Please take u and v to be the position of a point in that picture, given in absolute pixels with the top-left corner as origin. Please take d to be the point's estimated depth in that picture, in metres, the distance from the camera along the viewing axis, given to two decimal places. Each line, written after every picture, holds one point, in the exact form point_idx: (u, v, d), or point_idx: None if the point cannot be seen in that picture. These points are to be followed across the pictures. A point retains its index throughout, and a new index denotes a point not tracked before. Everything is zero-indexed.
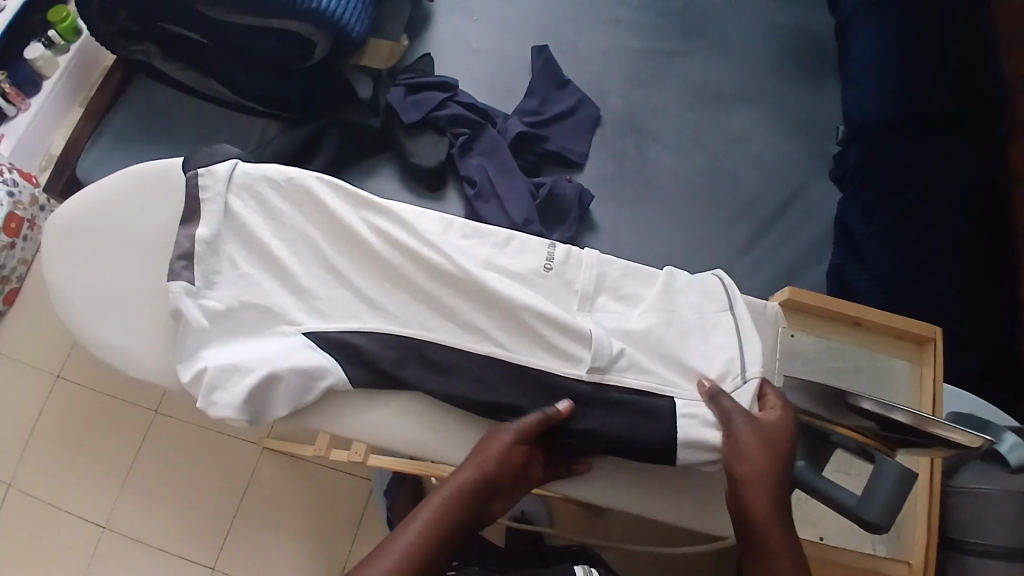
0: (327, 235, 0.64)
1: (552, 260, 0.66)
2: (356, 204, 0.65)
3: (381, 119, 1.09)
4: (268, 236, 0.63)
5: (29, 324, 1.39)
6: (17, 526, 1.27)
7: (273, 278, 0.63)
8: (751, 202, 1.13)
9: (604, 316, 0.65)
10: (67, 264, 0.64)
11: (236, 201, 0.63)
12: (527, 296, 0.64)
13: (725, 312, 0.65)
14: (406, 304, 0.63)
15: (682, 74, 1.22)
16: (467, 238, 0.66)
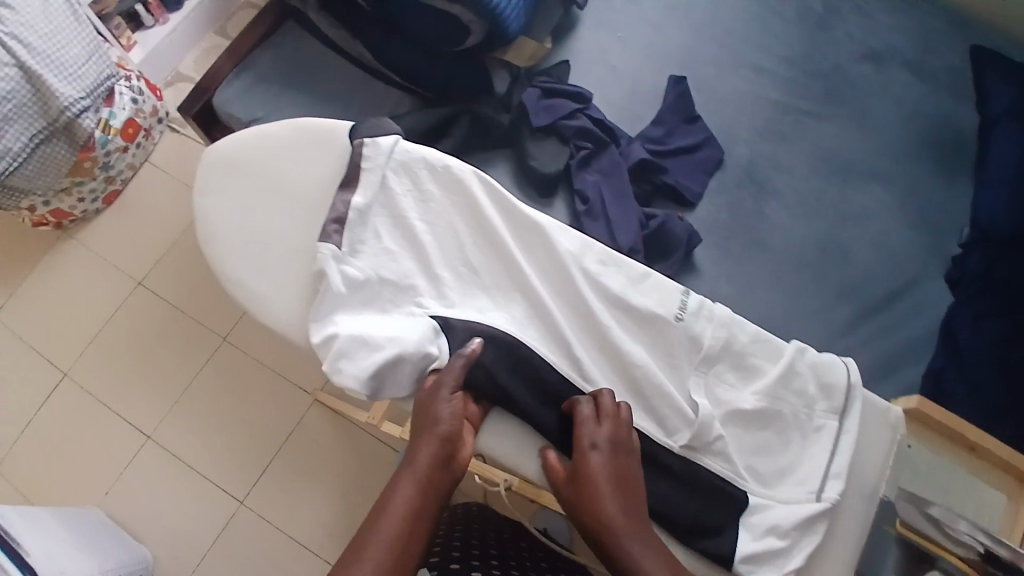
0: (473, 233, 0.71)
1: (684, 311, 0.67)
2: (506, 207, 0.71)
3: (511, 116, 1.10)
4: (415, 216, 0.70)
5: (125, 227, 1.47)
6: (72, 414, 1.35)
7: (411, 260, 0.70)
8: (861, 283, 1.10)
9: (719, 377, 0.67)
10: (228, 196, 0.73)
11: (393, 176, 0.71)
12: (649, 337, 0.68)
13: (832, 418, 0.66)
14: (535, 316, 0.69)
15: (814, 136, 1.19)
16: (604, 267, 0.70)
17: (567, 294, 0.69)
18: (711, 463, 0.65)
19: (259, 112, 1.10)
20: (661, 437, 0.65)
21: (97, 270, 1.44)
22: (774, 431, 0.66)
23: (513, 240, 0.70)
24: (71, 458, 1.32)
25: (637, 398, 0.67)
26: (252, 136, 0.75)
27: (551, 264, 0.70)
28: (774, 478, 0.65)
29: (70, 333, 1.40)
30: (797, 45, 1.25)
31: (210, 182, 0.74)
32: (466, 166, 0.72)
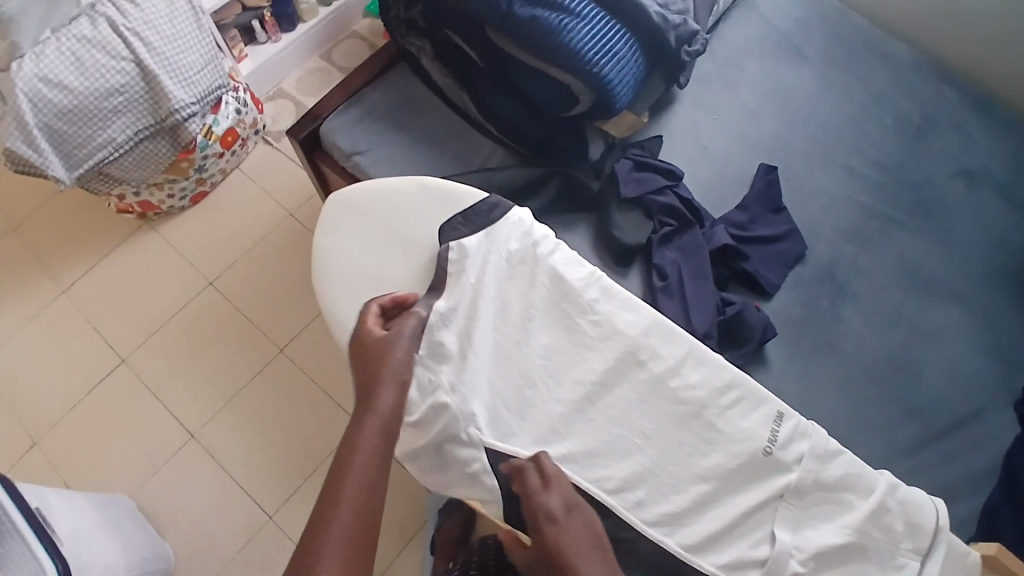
0: (571, 338, 0.81)
1: (774, 445, 0.74)
2: (602, 316, 0.81)
3: (601, 183, 1.12)
4: (513, 308, 0.82)
5: (206, 226, 1.53)
6: (121, 398, 1.38)
7: (501, 357, 0.80)
8: (930, 405, 1.07)
9: (809, 515, 0.73)
10: (352, 237, 0.89)
11: (489, 267, 0.83)
12: (739, 461, 0.75)
13: (915, 560, 0.72)
14: (620, 424, 0.77)
15: (897, 246, 1.19)
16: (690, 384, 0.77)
17: (651, 407, 0.77)
18: None
19: (362, 145, 1.16)
20: (743, 573, 0.71)
21: (170, 263, 1.50)
22: (856, 565, 0.72)
23: (608, 349, 0.80)
24: (111, 441, 1.35)
25: (724, 525, 0.72)
26: (373, 188, 0.92)
27: (643, 376, 0.78)
28: None
29: (135, 319, 1.45)
30: (890, 152, 1.25)
31: (332, 219, 0.91)
32: (569, 269, 0.84)
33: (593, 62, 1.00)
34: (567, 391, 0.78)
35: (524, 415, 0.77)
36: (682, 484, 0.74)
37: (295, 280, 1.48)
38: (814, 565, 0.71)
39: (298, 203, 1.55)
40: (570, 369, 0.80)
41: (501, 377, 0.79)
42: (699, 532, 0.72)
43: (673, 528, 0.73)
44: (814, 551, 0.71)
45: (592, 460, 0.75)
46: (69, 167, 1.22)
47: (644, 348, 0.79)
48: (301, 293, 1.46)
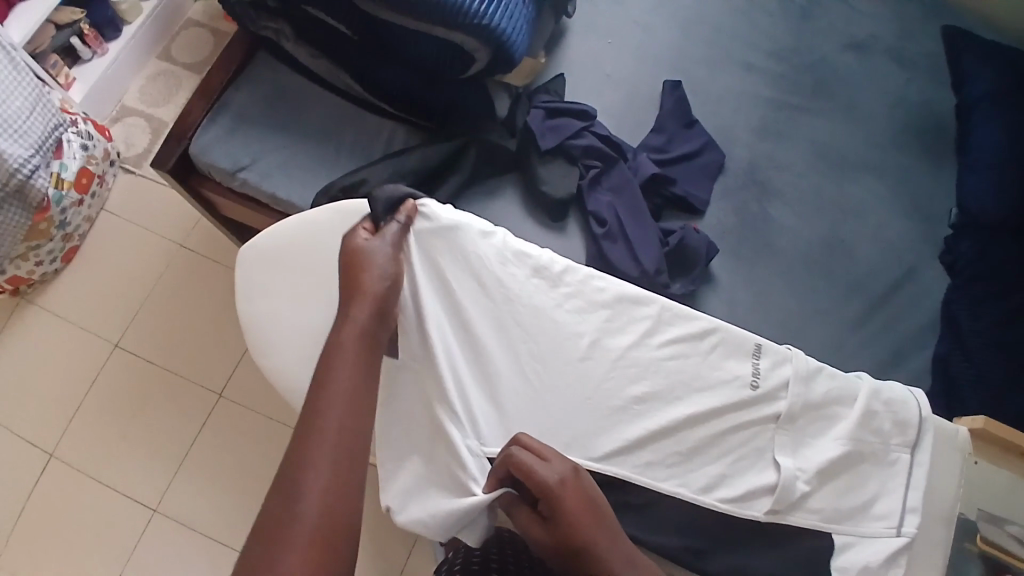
0: (547, 324, 0.81)
1: (758, 377, 0.78)
2: (573, 294, 0.82)
3: (517, 140, 1.07)
4: (476, 306, 0.81)
5: (93, 283, 1.36)
6: (60, 494, 1.26)
7: (483, 364, 0.79)
8: (867, 277, 1.13)
9: (801, 434, 0.77)
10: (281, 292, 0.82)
11: (440, 270, 0.81)
12: (730, 401, 0.77)
13: (906, 451, 0.77)
14: (609, 395, 0.78)
15: (806, 132, 1.22)
16: (668, 340, 0.80)
17: (632, 371, 0.79)
18: (805, 523, 0.74)
19: (244, 159, 1.03)
20: (750, 507, 0.74)
21: (66, 336, 1.34)
22: (855, 471, 0.76)
23: (586, 326, 0.80)
24: (68, 541, 1.23)
25: (730, 465, 0.76)
26: (286, 231, 0.83)
27: (625, 343, 0.80)
28: (857, 514, 0.75)
29: (48, 406, 1.30)
30: (776, 42, 1.27)
31: (251, 282, 0.83)
32: (527, 252, 0.83)
33: (479, 13, 0.91)
34: (553, 378, 0.78)
35: (514, 407, 0.78)
36: (679, 437, 0.77)
37: (212, 313, 1.34)
38: (818, 481, 0.75)
39: (187, 229, 1.39)
40: (550, 357, 0.79)
41: (481, 379, 0.79)
42: (705, 477, 0.75)
43: (679, 480, 0.75)
44: (817, 468, 0.75)
45: (592, 437, 0.76)
46: None
47: (614, 317, 0.81)
48: (223, 326, 1.34)
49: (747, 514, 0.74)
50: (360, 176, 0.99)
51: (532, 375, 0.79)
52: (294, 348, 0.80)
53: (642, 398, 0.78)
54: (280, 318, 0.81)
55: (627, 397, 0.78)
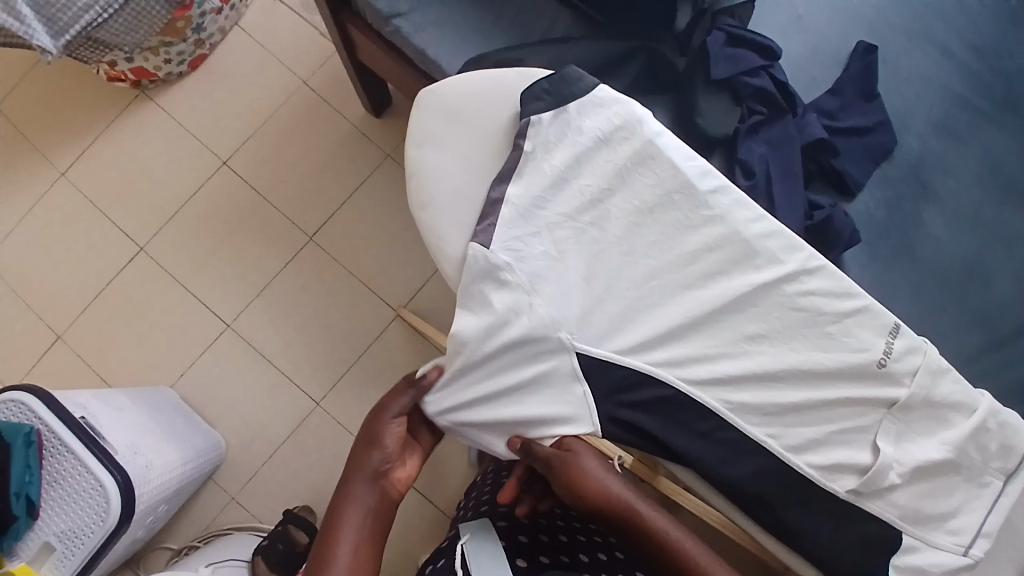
0: (668, 228, 0.68)
1: (889, 357, 0.63)
2: (717, 217, 0.66)
3: (688, 60, 0.98)
4: (587, 184, 0.69)
5: (211, 95, 1.36)
6: (143, 287, 1.32)
7: (584, 256, 0.68)
8: (1002, 315, 1.03)
9: (909, 426, 0.64)
10: (437, 149, 0.73)
11: (557, 138, 0.70)
12: (849, 377, 0.64)
13: (1001, 478, 0.64)
14: (714, 329, 0.66)
15: (991, 142, 1.09)
16: (809, 295, 0.64)
17: (744, 308, 0.65)
18: (880, 514, 0.62)
19: (401, 5, 0.96)
20: (826, 482, 0.63)
21: (177, 139, 1.35)
22: (948, 478, 0.63)
23: (709, 240, 0.66)
24: (143, 335, 1.30)
25: (826, 431, 0.63)
26: (464, 80, 0.74)
27: (757, 278, 0.65)
28: (932, 520, 0.63)
29: (148, 201, 1.34)
30: (989, 36, 1.12)
31: (429, 130, 0.74)
32: (659, 133, 0.68)
33: None
34: (661, 289, 0.67)
35: (606, 310, 0.67)
36: (780, 395, 0.64)
37: (317, 160, 1.33)
38: (911, 477, 0.62)
39: (311, 67, 1.36)
40: (666, 271, 0.67)
41: (568, 276, 0.67)
42: (795, 441, 0.63)
43: (762, 435, 0.63)
44: (916, 464, 0.62)
45: (674, 363, 0.65)
46: (54, 36, 1.06)
47: (744, 247, 0.66)
48: (323, 174, 1.33)
49: (821, 486, 0.63)
50: (517, 56, 0.93)
51: (631, 285, 0.67)
52: (425, 213, 0.72)
53: (751, 345, 0.65)
54: (428, 174, 0.73)
55: (727, 333, 0.65)
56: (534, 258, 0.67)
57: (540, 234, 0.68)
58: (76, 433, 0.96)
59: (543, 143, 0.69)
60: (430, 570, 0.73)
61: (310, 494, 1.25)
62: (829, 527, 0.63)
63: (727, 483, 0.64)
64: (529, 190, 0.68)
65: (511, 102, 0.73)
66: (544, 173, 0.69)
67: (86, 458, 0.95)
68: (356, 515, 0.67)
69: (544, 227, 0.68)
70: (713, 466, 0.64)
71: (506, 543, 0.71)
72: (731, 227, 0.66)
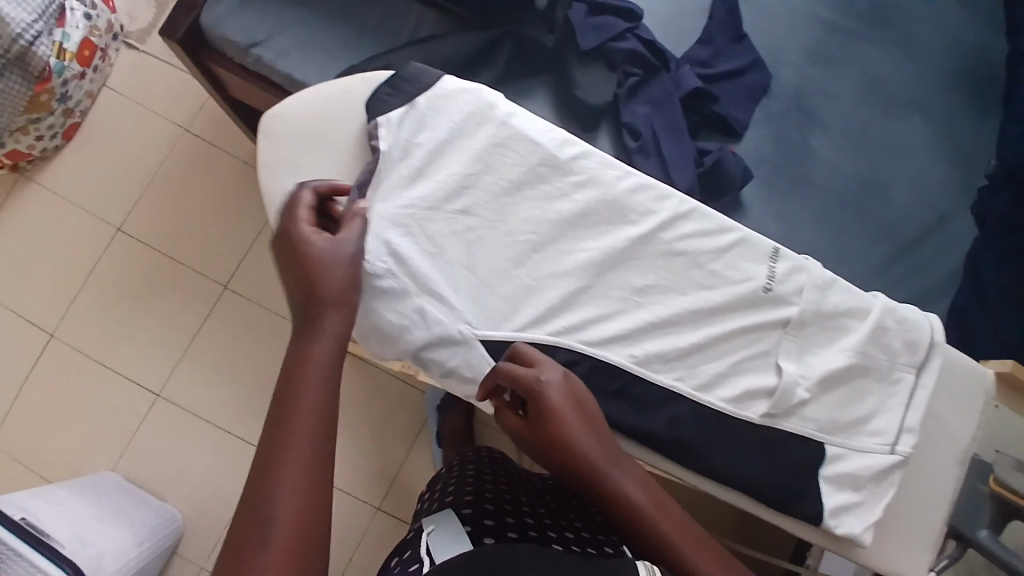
0: (541, 201, 0.68)
1: (773, 281, 0.66)
2: (585, 181, 0.68)
3: (556, 36, 0.99)
4: (452, 174, 0.68)
5: (93, 164, 1.30)
6: (63, 375, 1.26)
7: (467, 247, 0.67)
8: (899, 220, 1.10)
9: (808, 342, 0.66)
10: (288, 170, 0.72)
11: (413, 136, 0.68)
12: (743, 307, 0.66)
13: (911, 371, 0.67)
14: (605, 289, 0.66)
15: (860, 62, 1.14)
16: (686, 238, 0.67)
17: (632, 263, 0.67)
18: (798, 430, 0.65)
19: (258, 33, 0.94)
20: (740, 412, 0.65)
21: (66, 216, 1.29)
22: (861, 384, 0.66)
23: (581, 204, 0.68)
24: (74, 424, 1.24)
25: (730, 363, 0.65)
26: (305, 96, 0.73)
27: (634, 232, 0.67)
28: (853, 427, 0.66)
29: (49, 286, 1.28)
30: None
31: (272, 155, 0.72)
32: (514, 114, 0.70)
33: None
34: (548, 262, 0.67)
35: (498, 297, 0.66)
36: (680, 338, 0.66)
37: (218, 207, 1.30)
38: (819, 389, 0.65)
39: (194, 115, 1.32)
40: (550, 244, 0.68)
41: (450, 272, 0.66)
42: (705, 380, 0.65)
43: (672, 380, 0.65)
44: (820, 375, 0.65)
45: (572, 331, 0.65)
46: None
47: (617, 205, 0.68)
48: (228, 219, 1.29)
49: (737, 417, 0.65)
50: (386, 63, 0.93)
51: (518, 264, 0.67)
52: None
53: (645, 298, 0.66)
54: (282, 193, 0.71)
55: (618, 289, 0.66)
56: (412, 262, 0.65)
57: (415, 232, 0.66)
58: (18, 535, 0.92)
59: (399, 143, 0.68)
60: (395, 563, 0.71)
61: None
62: (756, 454, 0.65)
63: (659, 439, 0.64)
64: (391, 191, 0.67)
65: (356, 115, 0.73)
66: (406, 171, 0.67)
67: (34, 558, 0.91)
68: (301, 448, 0.53)
69: (418, 225, 0.66)
70: (636, 424, 0.64)
71: (470, 533, 0.69)
72: (604, 190, 0.68)
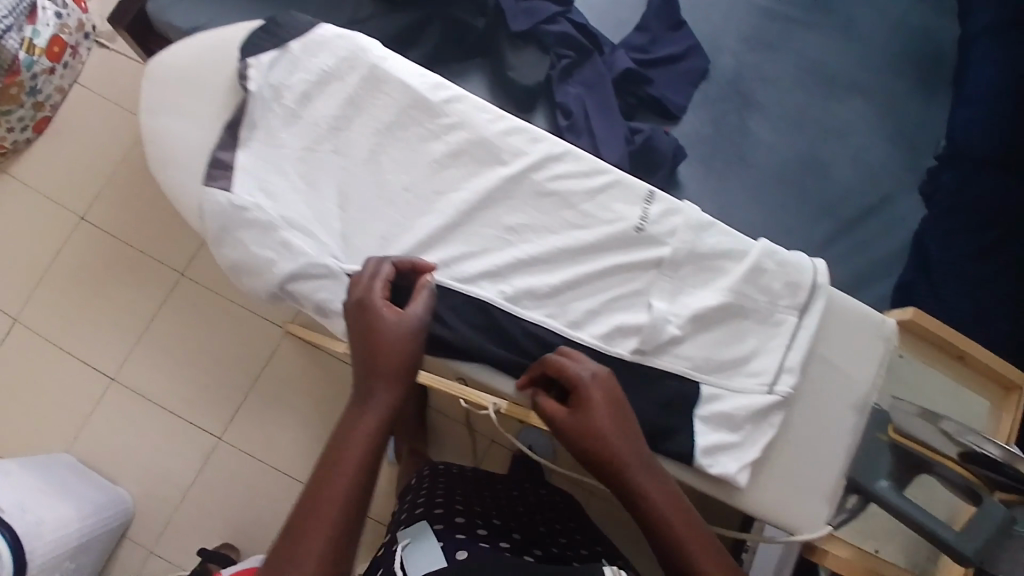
0: (411, 142, 0.70)
1: (645, 221, 0.67)
2: (456, 122, 0.70)
3: (487, 20, 1.00)
4: (323, 115, 0.70)
5: (61, 157, 1.35)
6: (24, 360, 1.29)
7: (343, 186, 0.70)
8: (839, 200, 1.11)
9: (683, 282, 0.68)
10: (169, 115, 0.73)
11: (284, 79, 0.70)
12: (613, 244, 0.67)
13: (793, 312, 0.67)
14: (476, 228, 0.69)
15: (802, 47, 1.16)
16: (557, 179, 0.69)
17: (503, 201, 0.69)
18: (672, 368, 0.66)
19: (200, 19, 0.97)
20: (610, 348, 0.65)
21: (33, 206, 1.33)
22: (736, 323, 0.67)
23: (452, 145, 0.70)
24: (32, 408, 1.27)
25: (601, 301, 0.67)
26: (188, 43, 0.74)
27: (504, 172, 0.69)
28: (731, 367, 0.66)
29: (13, 273, 1.31)
30: None
31: (157, 100, 0.74)
32: (383, 57, 0.71)
33: None
34: (426, 203, 0.69)
35: (375, 236, 0.68)
36: (548, 273, 0.67)
37: None
38: (692, 327, 0.66)
39: None
40: (427, 186, 0.70)
41: (319, 209, 0.69)
42: (574, 317, 0.66)
43: (539, 315, 0.66)
44: (692, 313, 0.66)
45: (440, 268, 0.67)
46: None
47: (491, 147, 0.70)
48: None
49: (608, 354, 0.66)
50: None
51: (389, 202, 0.69)
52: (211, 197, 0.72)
53: (515, 236, 0.68)
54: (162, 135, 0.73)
55: (489, 227, 0.68)
56: (280, 197, 0.68)
57: (290, 173, 0.69)
58: None
59: (268, 85, 0.70)
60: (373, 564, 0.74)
61: (232, 530, 1.24)
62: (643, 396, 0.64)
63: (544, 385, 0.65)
64: (262, 133, 0.70)
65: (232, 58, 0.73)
66: (278, 113, 0.70)
67: None
68: (347, 471, 0.55)
69: (291, 164, 0.69)
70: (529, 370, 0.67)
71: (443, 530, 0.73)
72: (479, 133, 0.70)
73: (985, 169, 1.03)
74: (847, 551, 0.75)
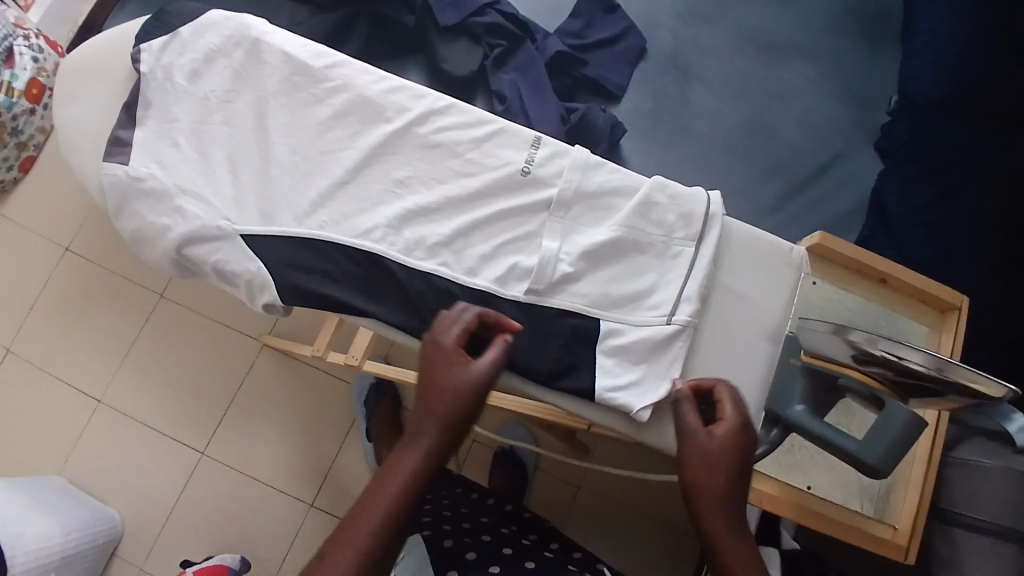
0: (299, 109, 0.76)
1: (530, 164, 0.73)
2: (340, 86, 0.76)
3: (416, 16, 1.05)
4: (213, 91, 0.75)
5: (44, 192, 1.41)
6: (13, 388, 1.32)
7: (243, 158, 0.75)
8: (790, 160, 1.11)
9: (576, 222, 0.73)
10: (72, 103, 0.78)
11: (175, 61, 0.76)
12: (503, 187, 0.73)
13: (689, 244, 0.72)
14: (371, 185, 0.74)
15: (741, 16, 1.17)
16: (442, 133, 0.75)
17: (392, 156, 0.75)
18: (565, 305, 0.70)
19: None
20: (505, 291, 0.70)
21: (18, 240, 1.39)
22: (632, 257, 0.72)
23: (338, 109, 0.75)
24: (23, 434, 1.30)
25: (494, 245, 0.72)
26: (94, 39, 0.80)
27: (388, 128, 0.75)
28: (630, 302, 0.71)
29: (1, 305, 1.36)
30: None
31: (67, 90, 0.78)
32: (268, 33, 0.77)
33: None
34: (329, 168, 0.74)
35: (279, 203, 0.73)
36: (440, 221, 0.72)
37: None
38: (585, 263, 0.71)
39: None
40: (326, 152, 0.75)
41: (213, 178, 0.73)
42: (467, 262, 0.71)
43: (433, 263, 0.71)
44: (583, 248, 0.71)
45: (337, 225, 0.72)
46: None
47: (380, 108, 0.75)
48: None
49: (504, 297, 0.70)
50: None
51: (282, 167, 0.74)
52: None
53: (407, 191, 0.74)
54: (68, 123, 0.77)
55: (383, 181, 0.74)
56: (173, 167, 0.73)
57: (189, 146, 0.74)
58: None
59: (159, 68, 0.75)
60: None
61: (216, 541, 1.24)
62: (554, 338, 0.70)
63: None
64: (156, 110, 0.74)
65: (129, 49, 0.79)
66: (172, 92, 0.75)
67: None
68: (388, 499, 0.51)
69: (185, 136, 0.74)
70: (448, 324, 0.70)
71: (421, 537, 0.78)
72: (371, 98, 0.76)
73: (941, 114, 0.99)
74: (777, 490, 0.75)
